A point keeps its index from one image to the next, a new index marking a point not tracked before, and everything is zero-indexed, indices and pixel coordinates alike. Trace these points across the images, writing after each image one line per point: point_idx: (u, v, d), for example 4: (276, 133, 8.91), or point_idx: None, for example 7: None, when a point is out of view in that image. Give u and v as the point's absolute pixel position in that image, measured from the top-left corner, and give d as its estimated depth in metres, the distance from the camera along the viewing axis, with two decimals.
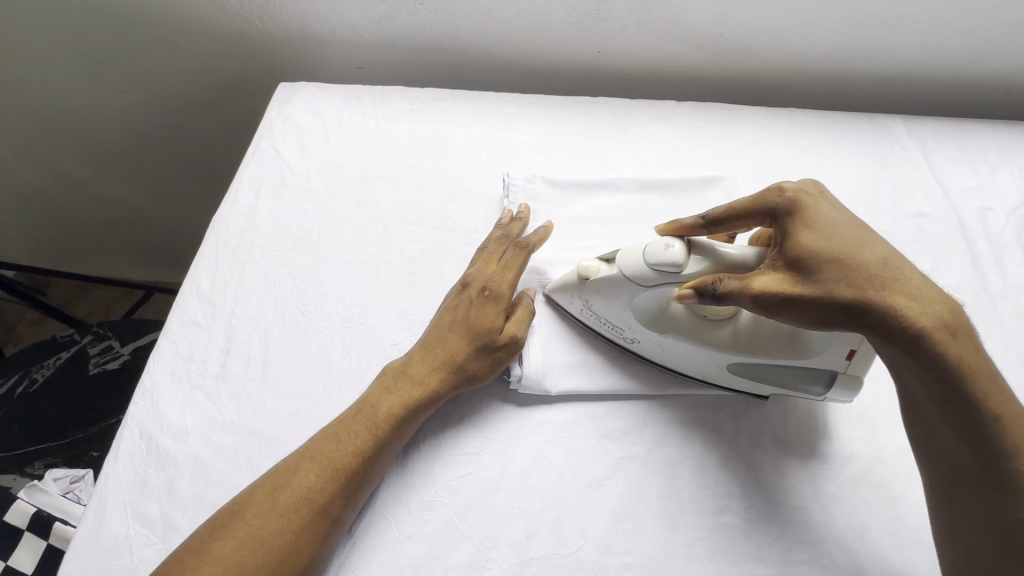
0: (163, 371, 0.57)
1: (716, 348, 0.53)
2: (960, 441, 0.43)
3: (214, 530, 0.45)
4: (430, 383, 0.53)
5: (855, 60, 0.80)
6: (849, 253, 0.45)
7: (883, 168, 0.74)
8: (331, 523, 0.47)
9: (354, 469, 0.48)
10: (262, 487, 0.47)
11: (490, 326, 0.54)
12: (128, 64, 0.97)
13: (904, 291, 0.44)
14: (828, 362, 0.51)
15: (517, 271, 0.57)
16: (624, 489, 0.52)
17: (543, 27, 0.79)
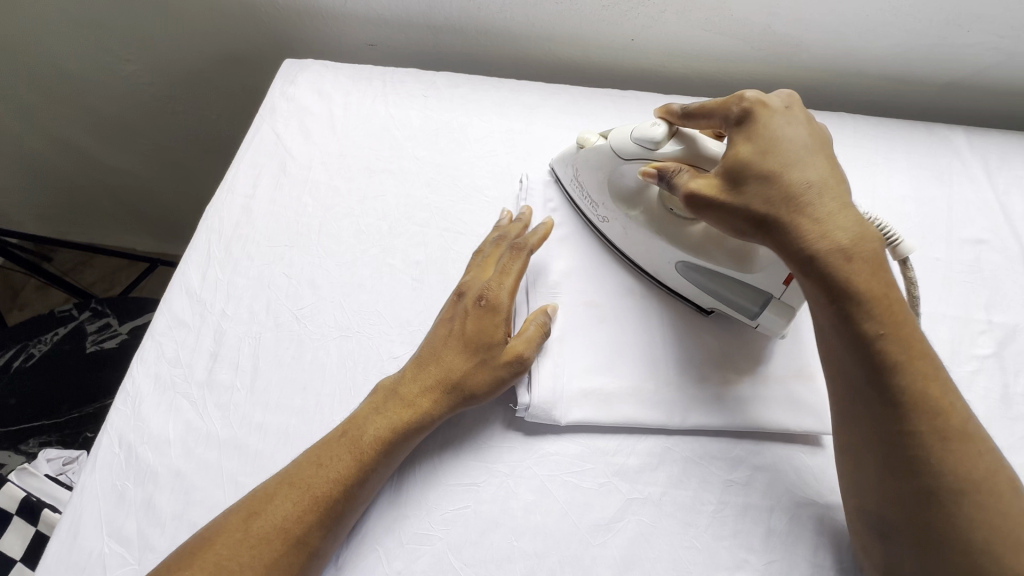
0: (146, 376, 0.53)
1: (670, 239, 0.55)
2: (856, 375, 0.42)
3: (178, 559, 0.41)
4: (422, 404, 0.49)
5: (917, 63, 0.72)
6: (778, 170, 0.45)
7: (939, 186, 0.67)
8: (308, 556, 0.43)
9: (335, 498, 0.44)
10: (235, 513, 0.43)
11: (491, 341, 0.50)
12: (126, 29, 0.90)
13: (819, 213, 0.43)
14: (764, 281, 0.51)
15: (518, 276, 0.53)
16: (634, 534, 0.48)
17: (573, 10, 0.72)
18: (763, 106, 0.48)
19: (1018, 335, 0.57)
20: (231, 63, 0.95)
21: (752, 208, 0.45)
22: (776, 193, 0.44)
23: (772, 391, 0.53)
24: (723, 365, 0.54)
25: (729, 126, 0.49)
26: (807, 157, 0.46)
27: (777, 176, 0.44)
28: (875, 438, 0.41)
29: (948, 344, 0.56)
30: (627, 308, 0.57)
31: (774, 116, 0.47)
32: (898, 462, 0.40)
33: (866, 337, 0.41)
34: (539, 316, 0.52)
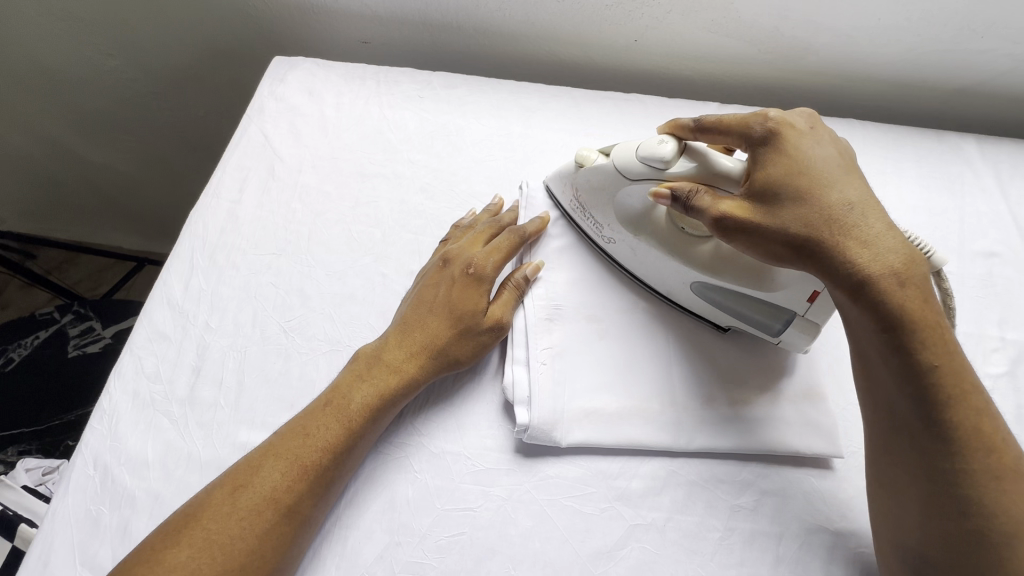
0: (124, 393, 0.51)
1: (684, 254, 0.52)
2: (912, 410, 0.40)
3: (164, 537, 0.41)
4: (407, 370, 0.49)
5: (928, 69, 0.70)
6: (814, 192, 0.42)
7: (950, 197, 0.65)
8: (298, 523, 0.43)
9: (323, 466, 0.45)
10: (220, 487, 0.43)
11: (474, 309, 0.51)
12: (108, 23, 0.87)
13: (861, 236, 0.41)
14: (786, 300, 0.49)
15: (503, 250, 0.54)
16: (637, 563, 0.46)
17: (575, 8, 0.69)
18: (784, 126, 0.46)
19: None
20: (220, 60, 0.92)
21: (790, 232, 0.42)
22: (815, 215, 0.42)
23: (780, 411, 0.51)
24: (730, 384, 0.52)
25: (751, 146, 0.46)
26: (840, 179, 0.44)
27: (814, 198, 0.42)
28: (926, 476, 0.39)
29: None
30: (631, 322, 0.55)
31: (802, 138, 0.45)
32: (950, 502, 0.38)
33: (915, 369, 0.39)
34: (518, 275, 0.54)
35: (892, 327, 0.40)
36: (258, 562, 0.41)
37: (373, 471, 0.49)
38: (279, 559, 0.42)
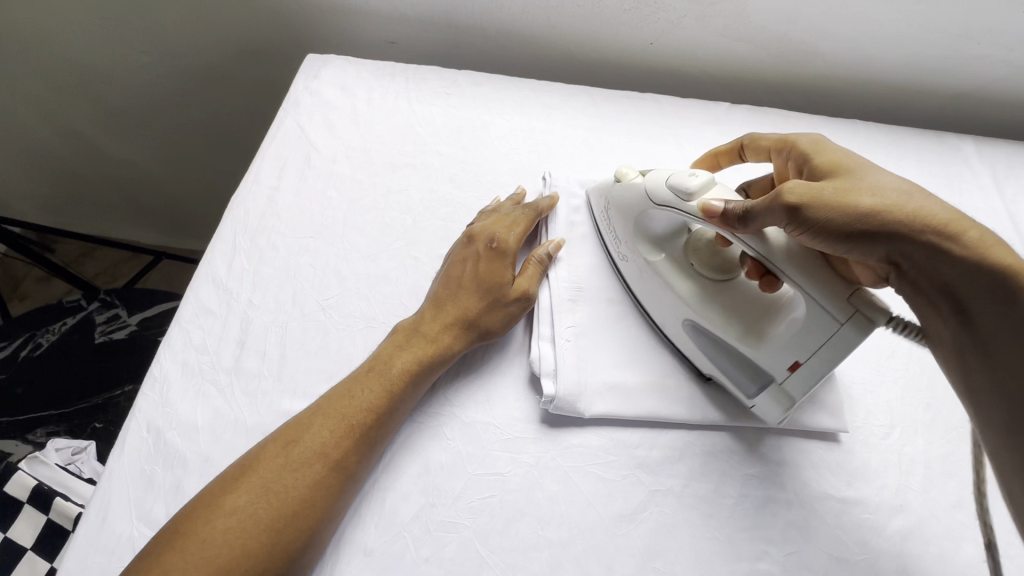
0: (174, 362, 0.54)
1: (681, 295, 0.53)
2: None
3: (223, 486, 0.44)
4: (443, 340, 0.53)
5: (928, 74, 0.74)
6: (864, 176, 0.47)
7: (949, 193, 0.68)
8: (344, 478, 0.46)
9: (366, 425, 0.48)
10: (273, 442, 0.46)
11: (501, 281, 0.56)
12: (143, 23, 0.90)
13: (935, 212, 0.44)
14: (765, 361, 0.48)
15: (523, 226, 0.59)
16: (657, 525, 0.49)
17: (595, 12, 0.73)
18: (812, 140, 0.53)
19: None
20: (250, 60, 0.96)
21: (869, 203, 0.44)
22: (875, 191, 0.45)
23: None
24: None
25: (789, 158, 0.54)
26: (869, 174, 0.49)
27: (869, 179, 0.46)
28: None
29: None
30: None
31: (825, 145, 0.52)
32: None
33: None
34: (541, 253, 0.58)
35: (999, 293, 0.41)
36: (309, 511, 0.44)
37: (408, 437, 0.52)
38: (326, 510, 0.45)
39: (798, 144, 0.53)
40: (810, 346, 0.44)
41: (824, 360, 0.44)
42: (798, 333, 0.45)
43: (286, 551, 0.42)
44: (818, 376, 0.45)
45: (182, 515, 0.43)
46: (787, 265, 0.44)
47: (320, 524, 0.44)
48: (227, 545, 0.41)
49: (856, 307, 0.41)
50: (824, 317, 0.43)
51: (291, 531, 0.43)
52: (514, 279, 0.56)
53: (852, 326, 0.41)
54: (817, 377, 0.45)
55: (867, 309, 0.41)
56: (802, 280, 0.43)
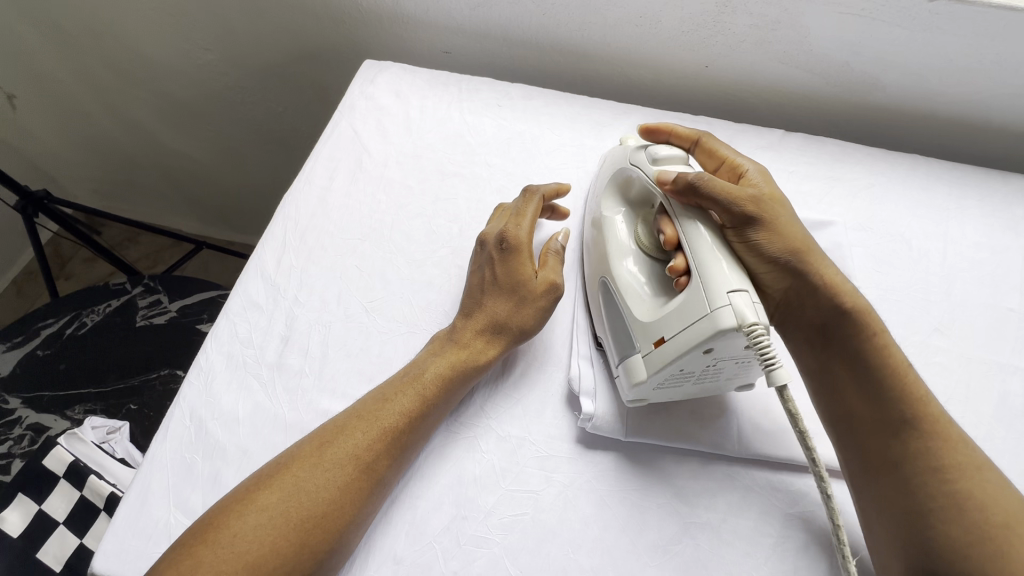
0: (219, 353, 0.55)
1: (612, 263, 0.55)
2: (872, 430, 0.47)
3: (257, 482, 0.45)
4: (477, 347, 0.53)
5: (994, 111, 0.71)
6: (797, 230, 0.51)
7: (1013, 237, 0.66)
8: (375, 483, 0.46)
9: (400, 430, 0.48)
10: (310, 441, 0.47)
11: (524, 278, 0.55)
12: (209, 22, 0.94)
13: (821, 257, 0.51)
14: (639, 335, 0.50)
15: (531, 218, 0.58)
16: (692, 559, 0.47)
17: (653, 32, 0.73)
18: (766, 173, 0.55)
19: None
20: (308, 63, 0.99)
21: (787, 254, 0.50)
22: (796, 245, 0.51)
23: None
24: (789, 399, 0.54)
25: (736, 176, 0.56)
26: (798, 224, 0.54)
27: (800, 234, 0.51)
28: (878, 447, 0.46)
29: (1020, 397, 0.55)
30: None
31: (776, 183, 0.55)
32: (906, 473, 0.44)
33: (865, 358, 0.48)
34: (555, 243, 0.58)
35: (848, 319, 0.49)
36: (338, 514, 0.44)
37: (442, 447, 0.51)
38: (355, 513, 0.45)
39: (740, 165, 0.55)
40: (686, 322, 0.46)
41: (688, 340, 0.45)
42: (677, 310, 0.47)
43: (315, 550, 0.42)
44: (677, 353, 0.46)
45: (220, 507, 0.44)
46: (697, 244, 0.48)
47: (348, 526, 0.44)
48: (257, 541, 0.41)
49: (733, 300, 0.44)
50: (701, 302, 0.45)
51: (317, 533, 0.43)
52: (537, 272, 0.56)
53: (717, 314, 0.44)
54: (676, 353, 0.46)
55: (741, 305, 0.44)
56: (700, 261, 0.47)
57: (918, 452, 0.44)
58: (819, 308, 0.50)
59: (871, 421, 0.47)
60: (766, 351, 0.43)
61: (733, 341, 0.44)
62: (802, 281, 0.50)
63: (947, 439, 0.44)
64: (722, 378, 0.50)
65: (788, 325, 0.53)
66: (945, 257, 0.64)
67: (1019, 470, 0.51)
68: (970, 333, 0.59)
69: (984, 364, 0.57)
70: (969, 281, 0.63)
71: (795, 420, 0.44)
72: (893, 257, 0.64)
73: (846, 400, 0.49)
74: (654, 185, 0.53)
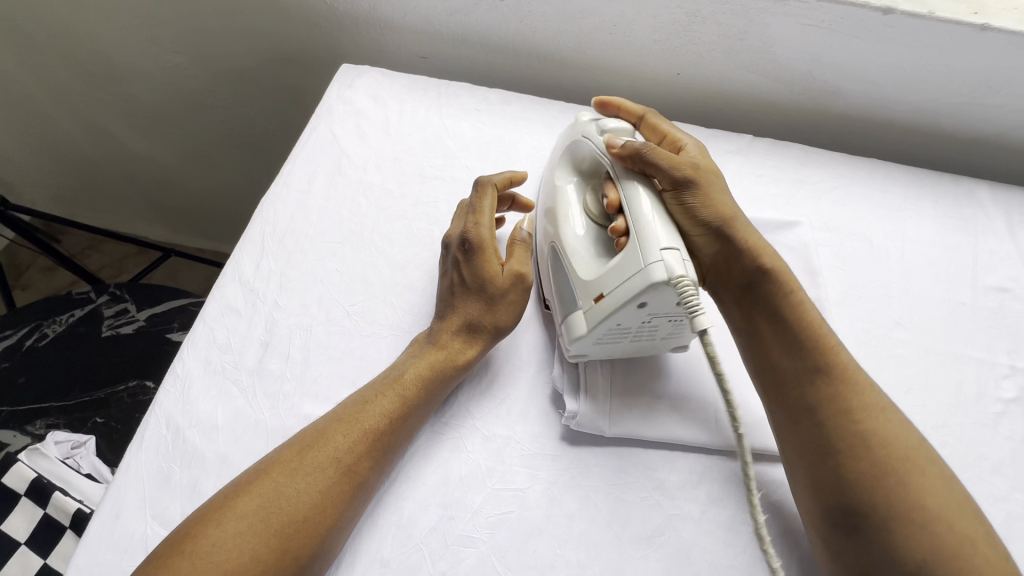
0: (196, 359, 0.54)
1: (560, 228, 0.56)
2: (794, 385, 0.48)
3: (235, 490, 0.44)
4: (453, 348, 0.53)
5: (945, 117, 0.76)
6: (729, 202, 0.55)
7: (965, 236, 0.70)
8: (358, 486, 0.46)
9: (382, 431, 0.48)
10: (289, 447, 0.46)
11: (492, 275, 0.55)
12: (179, 22, 0.92)
13: (750, 228, 0.54)
14: (581, 292, 0.52)
15: (489, 213, 0.57)
16: (675, 550, 0.48)
17: (627, 41, 0.75)
18: (702, 148, 0.58)
19: None
20: (282, 67, 0.97)
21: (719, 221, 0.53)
22: (727, 214, 0.54)
23: None
24: None
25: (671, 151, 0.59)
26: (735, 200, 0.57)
27: (732, 206, 0.54)
28: (795, 398, 0.48)
29: (974, 385, 0.59)
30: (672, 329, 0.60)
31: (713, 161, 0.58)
32: (818, 419, 0.46)
33: (788, 319, 0.50)
34: (521, 234, 0.59)
35: (771, 279, 0.52)
36: (320, 518, 0.43)
37: (426, 448, 0.51)
38: (339, 517, 0.44)
39: (679, 139, 0.58)
40: (624, 277, 0.48)
41: (625, 296, 0.47)
42: (615, 267, 0.49)
43: (298, 556, 0.42)
44: (613, 308, 0.48)
45: (195, 518, 0.42)
46: (636, 207, 0.50)
47: (331, 531, 0.44)
48: (236, 550, 0.40)
49: (665, 256, 0.46)
50: (638, 258, 0.47)
51: (297, 540, 0.42)
52: (504, 266, 0.56)
53: (650, 268, 0.46)
54: (614, 308, 0.48)
55: (672, 261, 0.46)
56: (639, 222, 0.49)
57: (834, 411, 0.46)
58: (747, 272, 0.53)
59: (794, 382, 0.48)
60: (693, 304, 0.44)
61: (663, 295, 0.46)
62: (730, 245, 0.53)
63: (852, 388, 0.47)
64: (666, 333, 0.52)
65: (720, 288, 0.55)
66: (903, 255, 0.68)
67: (975, 453, 0.55)
68: (928, 326, 0.63)
69: (941, 354, 0.61)
70: (926, 277, 0.66)
71: (716, 368, 0.44)
72: (856, 255, 0.67)
73: (766, 355, 0.51)
74: (599, 150, 0.56)
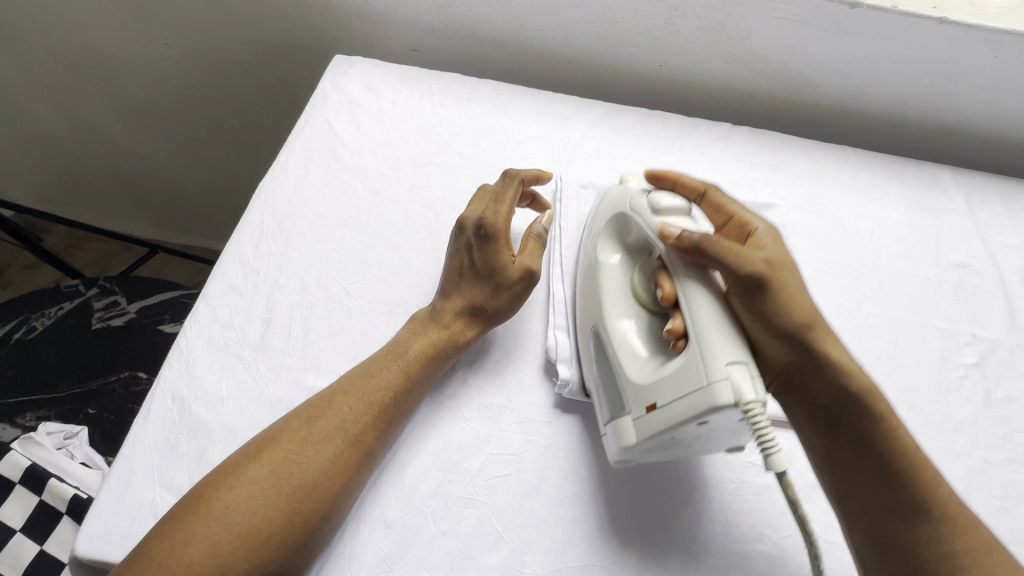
0: (199, 336, 0.55)
1: (605, 315, 0.53)
2: (870, 496, 0.46)
3: (244, 457, 0.45)
4: (456, 329, 0.55)
5: (909, 106, 0.81)
6: (799, 298, 0.48)
7: (929, 216, 0.74)
8: (364, 454, 0.48)
9: (387, 403, 0.50)
10: (296, 417, 0.48)
11: (502, 264, 0.56)
12: (170, 16, 0.93)
13: (830, 334, 0.49)
14: (632, 398, 0.48)
15: (510, 204, 0.59)
16: (663, 506, 0.51)
17: (611, 33, 0.78)
18: (770, 230, 0.52)
19: (999, 348, 0.64)
20: (273, 61, 0.99)
21: (782, 326, 0.47)
22: (798, 317, 0.48)
23: None
24: None
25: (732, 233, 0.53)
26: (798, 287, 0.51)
27: (802, 304, 0.48)
28: (891, 529, 0.45)
29: (937, 352, 0.63)
30: None
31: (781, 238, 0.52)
32: (915, 557, 0.44)
33: (872, 439, 0.46)
34: (536, 228, 0.60)
35: (857, 399, 0.47)
36: (329, 484, 0.45)
37: (427, 419, 0.53)
38: (347, 483, 0.46)
39: (749, 222, 0.52)
40: (681, 393, 0.44)
41: (682, 411, 0.43)
42: (672, 377, 0.45)
43: (307, 520, 0.43)
44: (670, 424, 0.44)
45: (205, 483, 0.44)
46: (698, 314, 0.46)
47: (340, 496, 0.45)
48: (249, 512, 0.42)
49: (730, 373, 0.42)
50: (698, 375, 0.43)
51: (307, 505, 0.44)
52: (515, 258, 0.58)
53: (714, 389, 0.42)
54: (667, 423, 0.44)
55: (736, 379, 0.42)
56: (700, 331, 0.45)
57: (913, 532, 0.44)
58: (837, 394, 0.47)
59: (871, 495, 0.46)
60: (763, 431, 0.41)
61: (726, 414, 0.43)
62: (809, 357, 0.48)
63: (958, 522, 0.44)
64: (716, 442, 0.49)
65: (792, 400, 0.50)
66: (872, 234, 0.72)
67: (939, 414, 0.59)
68: (895, 300, 0.67)
69: (908, 325, 0.65)
70: (894, 255, 0.71)
71: (795, 507, 0.42)
72: (829, 235, 0.71)
73: (856, 480, 0.47)
74: (655, 240, 0.51)
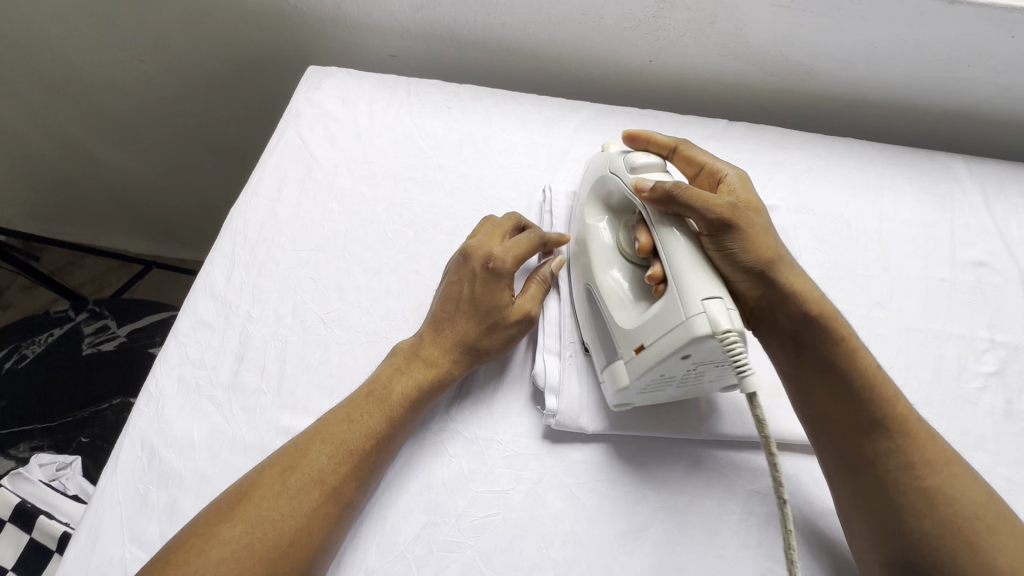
0: (170, 377, 0.53)
1: (595, 271, 0.53)
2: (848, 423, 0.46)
3: (217, 514, 0.42)
4: (442, 365, 0.52)
5: (917, 94, 0.76)
6: (765, 234, 0.49)
7: (941, 211, 0.70)
8: (343, 506, 0.45)
9: (366, 451, 0.47)
10: (270, 468, 0.45)
11: (501, 304, 0.53)
12: (142, 30, 0.90)
13: (791, 264, 0.50)
14: (621, 341, 0.48)
15: (523, 246, 0.56)
16: (662, 542, 0.48)
17: (596, 29, 0.74)
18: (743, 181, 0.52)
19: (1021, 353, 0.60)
20: (249, 71, 0.96)
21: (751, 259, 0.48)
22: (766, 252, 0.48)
23: None
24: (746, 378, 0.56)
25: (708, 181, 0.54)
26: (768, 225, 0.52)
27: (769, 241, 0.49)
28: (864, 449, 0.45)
29: (954, 362, 0.59)
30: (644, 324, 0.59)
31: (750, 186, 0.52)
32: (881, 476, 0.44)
33: (844, 372, 0.47)
34: (544, 272, 0.57)
35: (819, 326, 0.48)
36: (307, 540, 0.43)
37: (411, 461, 0.51)
38: (325, 537, 0.43)
39: (719, 170, 0.53)
40: (663, 330, 0.44)
41: (665, 348, 0.43)
42: (654, 318, 0.45)
43: None
44: (656, 360, 0.44)
45: (174, 544, 0.41)
46: (673, 253, 0.46)
47: (317, 552, 0.43)
48: None
49: (708, 307, 0.42)
50: (678, 310, 0.43)
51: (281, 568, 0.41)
52: (515, 299, 0.55)
53: (693, 321, 0.42)
54: (655, 361, 0.44)
55: (716, 311, 0.41)
56: (675, 268, 0.45)
57: (892, 451, 0.44)
58: (798, 323, 0.49)
59: (849, 422, 0.46)
60: (739, 359, 0.40)
61: (710, 348, 0.42)
62: (773, 288, 0.49)
63: (917, 437, 0.44)
64: (703, 384, 0.49)
65: (763, 331, 0.51)
66: (881, 233, 0.68)
67: (957, 429, 0.55)
68: (907, 304, 0.63)
69: (921, 331, 0.61)
70: (904, 255, 0.66)
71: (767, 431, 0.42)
72: (834, 236, 0.67)
73: (826, 408, 0.47)
74: (635, 196, 0.50)
